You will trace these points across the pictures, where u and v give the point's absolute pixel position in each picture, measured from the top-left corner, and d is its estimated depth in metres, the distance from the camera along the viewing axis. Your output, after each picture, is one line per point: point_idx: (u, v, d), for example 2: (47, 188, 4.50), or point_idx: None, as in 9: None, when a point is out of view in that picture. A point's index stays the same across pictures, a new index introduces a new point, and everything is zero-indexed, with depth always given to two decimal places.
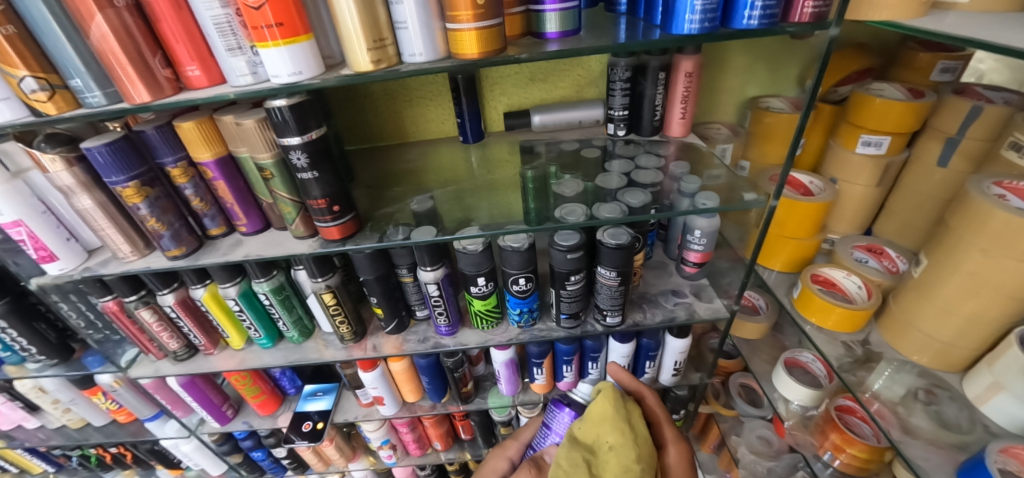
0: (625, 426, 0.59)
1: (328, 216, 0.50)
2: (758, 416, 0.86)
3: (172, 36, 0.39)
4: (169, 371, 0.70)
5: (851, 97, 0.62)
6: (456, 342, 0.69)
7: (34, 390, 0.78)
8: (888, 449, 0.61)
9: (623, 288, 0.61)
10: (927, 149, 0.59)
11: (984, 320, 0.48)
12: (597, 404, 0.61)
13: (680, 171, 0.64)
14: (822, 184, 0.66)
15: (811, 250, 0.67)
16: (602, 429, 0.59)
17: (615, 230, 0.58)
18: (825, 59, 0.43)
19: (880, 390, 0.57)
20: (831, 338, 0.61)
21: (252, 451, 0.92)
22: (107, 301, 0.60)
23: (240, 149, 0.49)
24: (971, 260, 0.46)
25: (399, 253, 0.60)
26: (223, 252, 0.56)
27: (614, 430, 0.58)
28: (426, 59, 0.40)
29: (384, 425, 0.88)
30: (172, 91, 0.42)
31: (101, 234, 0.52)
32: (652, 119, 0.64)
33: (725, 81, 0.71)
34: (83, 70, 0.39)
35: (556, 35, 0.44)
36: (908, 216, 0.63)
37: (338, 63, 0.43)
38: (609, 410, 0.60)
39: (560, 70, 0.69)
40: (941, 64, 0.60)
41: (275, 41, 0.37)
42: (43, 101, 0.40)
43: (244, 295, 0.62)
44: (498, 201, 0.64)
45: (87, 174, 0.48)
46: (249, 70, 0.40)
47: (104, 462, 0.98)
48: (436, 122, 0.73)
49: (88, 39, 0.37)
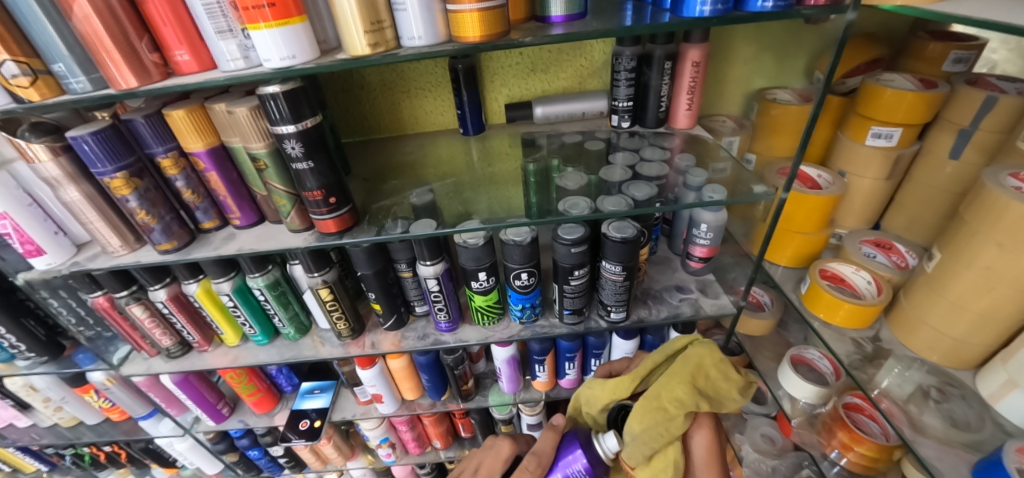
0: (730, 374, 0.59)
1: (324, 208, 0.49)
2: (763, 414, 0.85)
3: (159, 19, 0.37)
4: (162, 369, 0.68)
5: (860, 88, 0.61)
6: (455, 339, 0.68)
7: (25, 388, 0.77)
8: (898, 447, 0.60)
9: (628, 283, 0.60)
10: (938, 140, 0.58)
11: (999, 316, 0.46)
12: (676, 385, 0.58)
13: (685, 163, 0.63)
14: (830, 177, 0.64)
15: (819, 244, 0.66)
16: (706, 385, 0.59)
17: (620, 224, 0.56)
18: (841, 45, 0.42)
19: (889, 387, 0.56)
20: (839, 335, 0.60)
21: (249, 450, 0.90)
22: (98, 296, 0.58)
23: (233, 139, 0.47)
24: (987, 253, 0.45)
25: (397, 248, 0.58)
26: (215, 246, 0.54)
27: (723, 376, 0.59)
28: (425, 43, 0.39)
29: (383, 423, 0.86)
30: (160, 76, 0.40)
31: (89, 227, 0.50)
32: (657, 110, 0.63)
33: (732, 72, 0.69)
34: (67, 55, 0.37)
35: (561, 19, 0.43)
36: (918, 210, 0.62)
37: (333, 48, 0.41)
38: (709, 358, 0.60)
39: (563, 60, 0.67)
40: (953, 54, 0.58)
41: (267, 21, 0.35)
42: (25, 87, 0.38)
43: (238, 291, 0.60)
44: (498, 195, 0.62)
45: (74, 165, 0.46)
46: (240, 54, 0.39)
47: (98, 461, 0.97)
48: (434, 114, 0.71)
49: (72, 21, 0.36)
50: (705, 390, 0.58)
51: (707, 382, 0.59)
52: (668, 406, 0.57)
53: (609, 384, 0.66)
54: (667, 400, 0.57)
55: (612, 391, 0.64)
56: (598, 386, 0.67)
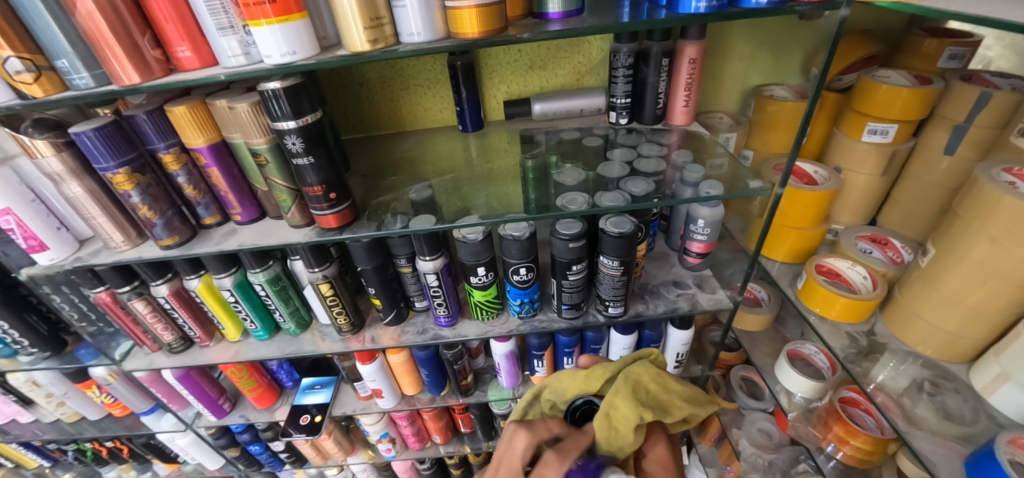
0: (668, 387, 0.61)
1: (324, 203, 0.49)
2: (760, 408, 0.86)
3: (161, 16, 0.38)
4: (164, 364, 0.69)
5: (856, 85, 0.61)
6: (454, 333, 0.68)
7: (28, 384, 0.77)
8: (892, 440, 0.61)
9: (624, 278, 0.60)
10: (933, 136, 0.58)
11: (991, 309, 0.47)
12: (620, 403, 0.55)
13: (682, 159, 0.63)
14: (826, 173, 0.65)
15: (815, 240, 0.66)
16: (645, 396, 0.58)
17: (617, 219, 0.57)
18: (835, 42, 0.43)
19: (885, 381, 0.56)
20: (835, 329, 0.61)
21: (250, 445, 0.90)
22: (100, 292, 0.59)
23: (233, 135, 0.48)
24: (980, 247, 0.45)
25: (396, 243, 0.59)
26: (217, 241, 0.55)
27: (663, 390, 0.60)
28: (424, 39, 0.39)
29: (382, 418, 0.87)
30: (162, 73, 0.41)
31: (92, 222, 0.51)
32: (654, 107, 0.63)
33: (729, 69, 0.70)
34: (70, 52, 0.38)
35: (558, 16, 0.43)
36: (914, 205, 0.63)
37: (333, 45, 0.42)
38: (647, 374, 0.59)
39: (561, 57, 0.67)
40: (948, 50, 0.58)
41: (268, 18, 0.35)
42: (29, 83, 0.39)
43: (239, 286, 0.61)
44: (498, 191, 0.63)
45: (77, 161, 0.47)
46: (241, 50, 0.39)
47: (100, 456, 0.98)
48: (433, 110, 0.71)
49: (76, 18, 0.36)
50: (644, 401, 0.56)
51: (647, 394, 0.58)
52: (618, 425, 0.54)
53: (581, 375, 0.62)
54: (618, 421, 0.54)
55: (585, 383, 0.61)
56: (567, 376, 0.62)
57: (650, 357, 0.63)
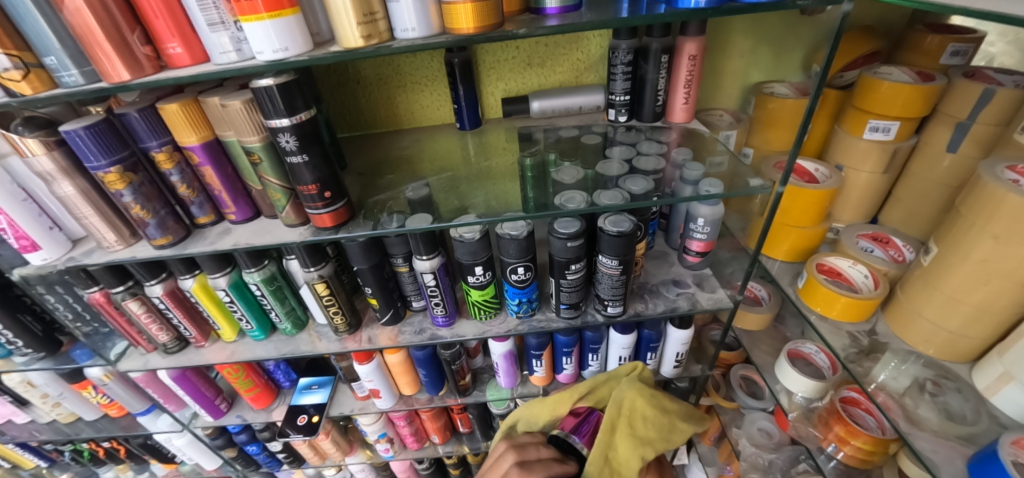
0: (666, 410, 0.65)
1: (319, 203, 0.49)
2: (760, 408, 0.85)
3: (151, 12, 0.37)
4: (160, 364, 0.68)
5: (857, 81, 0.60)
6: (452, 333, 0.68)
7: (23, 384, 0.77)
8: (894, 441, 0.60)
9: (624, 278, 0.60)
10: (935, 134, 0.58)
11: (994, 308, 0.46)
12: (620, 444, 0.60)
13: (683, 157, 0.62)
14: (827, 171, 0.64)
15: (816, 238, 0.65)
16: (643, 427, 0.63)
17: (616, 217, 0.56)
18: (837, 36, 0.42)
19: (886, 381, 0.56)
20: (836, 328, 0.60)
21: (247, 445, 0.90)
22: (93, 291, 0.58)
23: (227, 133, 0.47)
24: (982, 246, 0.45)
25: (393, 242, 0.58)
26: (211, 240, 0.54)
27: (652, 419, 0.63)
28: (419, 35, 0.39)
29: (380, 419, 0.87)
30: (153, 70, 0.40)
31: (84, 222, 0.50)
32: (654, 104, 0.63)
33: (729, 65, 0.69)
34: (59, 48, 0.37)
35: (556, 11, 0.42)
36: (915, 203, 0.62)
37: (327, 41, 0.41)
38: (640, 399, 0.64)
39: (559, 54, 0.67)
40: (951, 46, 0.58)
41: (259, 14, 0.35)
42: (17, 80, 0.38)
43: (234, 286, 0.60)
44: (496, 190, 0.62)
45: (68, 159, 0.46)
46: (232, 46, 0.38)
47: (97, 456, 0.97)
48: (431, 108, 0.71)
49: (64, 14, 0.36)
50: (644, 435, 0.62)
51: (644, 425, 0.63)
52: (620, 468, 0.59)
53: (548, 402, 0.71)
54: (620, 463, 0.60)
55: (552, 409, 0.69)
56: (536, 404, 0.71)
57: (635, 372, 0.69)
